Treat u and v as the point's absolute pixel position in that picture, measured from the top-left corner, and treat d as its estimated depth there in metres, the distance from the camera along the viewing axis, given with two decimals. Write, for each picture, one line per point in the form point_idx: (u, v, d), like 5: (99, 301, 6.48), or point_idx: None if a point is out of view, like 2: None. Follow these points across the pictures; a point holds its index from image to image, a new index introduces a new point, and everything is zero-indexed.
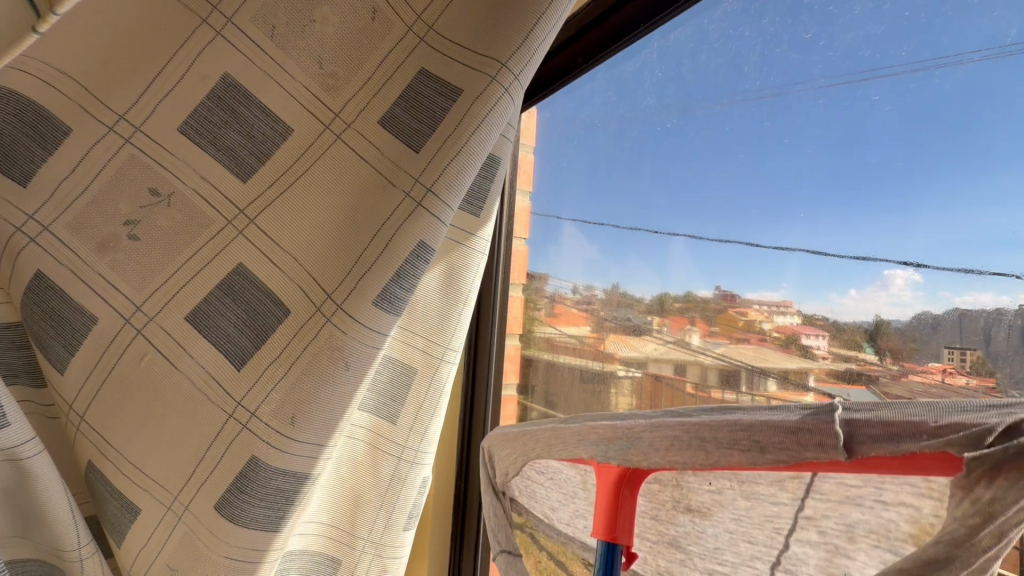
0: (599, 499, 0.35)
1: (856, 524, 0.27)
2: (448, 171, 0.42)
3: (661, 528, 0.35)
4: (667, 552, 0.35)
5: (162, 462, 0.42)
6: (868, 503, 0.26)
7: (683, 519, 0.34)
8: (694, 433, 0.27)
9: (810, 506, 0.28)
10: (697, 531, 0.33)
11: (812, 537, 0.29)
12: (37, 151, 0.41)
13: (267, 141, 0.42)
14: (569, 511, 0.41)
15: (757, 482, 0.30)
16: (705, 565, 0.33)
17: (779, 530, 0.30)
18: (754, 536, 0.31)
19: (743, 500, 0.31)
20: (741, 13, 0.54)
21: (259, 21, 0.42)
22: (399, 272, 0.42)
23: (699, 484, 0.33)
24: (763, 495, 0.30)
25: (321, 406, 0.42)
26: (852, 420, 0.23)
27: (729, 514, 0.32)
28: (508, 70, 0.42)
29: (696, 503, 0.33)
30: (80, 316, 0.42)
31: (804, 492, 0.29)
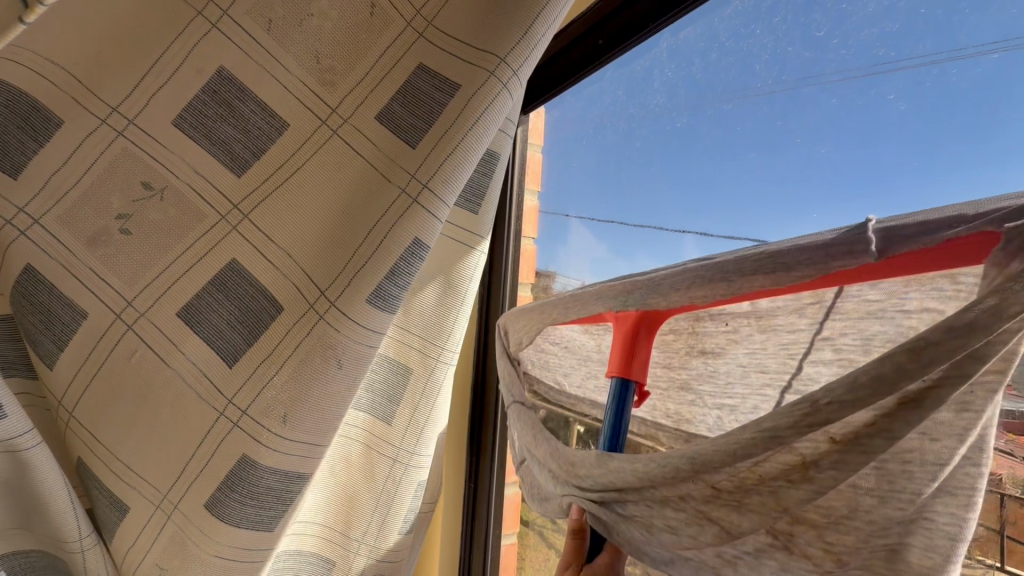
0: (618, 343, 0.44)
1: (873, 338, 0.30)
2: (444, 166, 0.41)
3: (672, 374, 0.43)
4: (676, 395, 0.43)
5: (153, 460, 0.41)
6: (891, 314, 0.29)
7: (694, 363, 0.41)
8: (719, 268, 0.34)
9: (829, 326, 0.32)
10: (709, 370, 0.40)
11: (827, 355, 0.32)
12: (29, 143, 0.40)
13: (262, 136, 0.42)
14: (581, 373, 0.53)
15: (774, 312, 0.35)
16: (714, 402, 0.39)
17: (794, 356, 0.34)
18: (766, 364, 0.36)
19: (757, 334, 0.37)
20: (752, 11, 0.54)
21: (255, 14, 0.41)
22: (393, 270, 0.41)
23: (713, 328, 0.40)
24: (779, 325, 0.35)
25: (315, 403, 0.41)
26: (884, 227, 0.27)
27: (741, 349, 0.38)
28: (506, 64, 0.41)
29: (709, 345, 0.40)
30: (70, 310, 0.41)
31: (824, 314, 0.32)
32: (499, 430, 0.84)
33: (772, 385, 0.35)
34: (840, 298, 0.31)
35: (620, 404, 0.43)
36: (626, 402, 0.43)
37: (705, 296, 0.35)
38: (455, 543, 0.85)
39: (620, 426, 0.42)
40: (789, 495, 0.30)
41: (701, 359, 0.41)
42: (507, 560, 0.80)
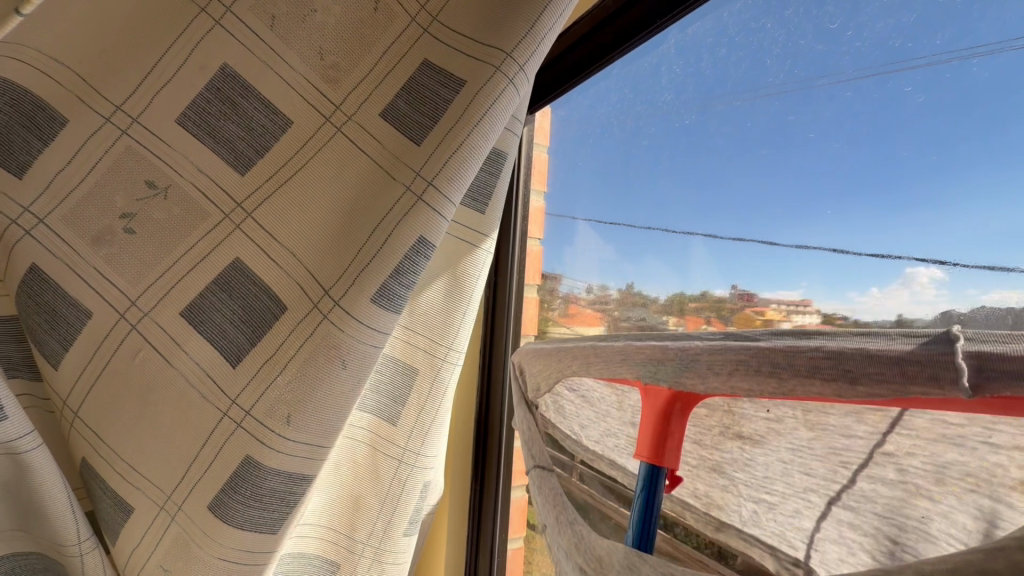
0: (645, 422, 0.37)
1: (948, 467, 0.24)
2: (450, 164, 0.41)
3: (704, 454, 0.37)
4: (706, 477, 0.37)
5: (157, 461, 0.41)
6: (972, 445, 0.23)
7: (728, 446, 0.34)
8: (765, 359, 0.25)
9: (894, 443, 0.26)
10: (745, 459, 0.33)
11: (890, 476, 0.26)
12: (34, 142, 0.40)
13: (265, 133, 0.42)
14: (601, 429, 0.45)
15: (828, 413, 0.28)
16: (750, 494, 0.34)
17: (846, 464, 0.28)
18: (812, 467, 0.30)
19: (804, 430, 0.30)
20: (763, 4, 0.53)
21: (258, 11, 0.41)
22: (398, 268, 0.41)
23: (752, 413, 0.32)
24: (832, 426, 0.28)
25: (320, 404, 0.40)
26: (978, 353, 0.19)
27: (784, 443, 0.31)
28: (512, 59, 0.40)
29: (747, 431, 0.33)
30: (75, 310, 0.41)
31: (887, 427, 0.26)
32: (508, 430, 0.83)
33: (819, 492, 0.29)
34: (908, 417, 0.25)
35: (650, 494, 0.37)
36: (656, 494, 0.37)
37: (750, 388, 0.26)
38: (460, 543, 0.85)
39: (649, 522, 0.36)
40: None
41: (737, 443, 0.34)
42: (515, 560, 0.80)
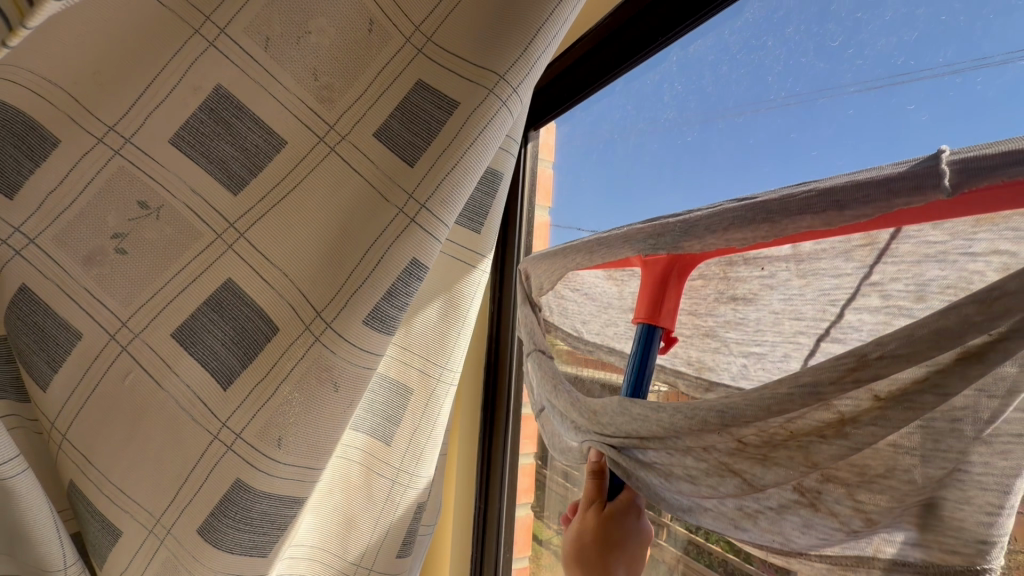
0: (644, 288, 0.47)
1: (929, 282, 0.31)
2: (442, 188, 0.41)
3: (698, 322, 0.46)
4: (701, 342, 0.46)
5: (145, 484, 0.41)
6: (953, 258, 0.30)
7: (722, 309, 0.44)
8: (762, 210, 0.33)
9: (879, 271, 0.34)
10: (738, 318, 0.43)
11: (874, 303, 0.34)
12: (25, 163, 0.40)
13: (260, 153, 0.42)
14: (601, 318, 0.56)
15: (818, 257, 0.37)
16: (740, 349, 0.42)
17: (836, 303, 0.36)
18: (802, 312, 0.38)
19: (796, 279, 0.38)
20: (762, 22, 0.53)
21: (253, 32, 0.40)
22: (392, 289, 0.41)
23: (747, 273, 0.42)
24: (824, 270, 0.37)
25: (311, 427, 0.41)
26: (960, 159, 0.26)
27: (776, 296, 0.40)
28: (506, 82, 0.41)
29: (740, 291, 0.42)
30: (64, 332, 0.41)
31: (875, 258, 0.34)
32: (510, 450, 0.86)
33: (805, 333, 0.38)
34: (895, 242, 0.33)
35: (646, 347, 0.46)
36: (652, 344, 0.46)
37: (745, 237, 0.34)
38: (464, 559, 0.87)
39: (646, 369, 0.45)
40: (819, 450, 0.32)
41: (730, 306, 0.43)
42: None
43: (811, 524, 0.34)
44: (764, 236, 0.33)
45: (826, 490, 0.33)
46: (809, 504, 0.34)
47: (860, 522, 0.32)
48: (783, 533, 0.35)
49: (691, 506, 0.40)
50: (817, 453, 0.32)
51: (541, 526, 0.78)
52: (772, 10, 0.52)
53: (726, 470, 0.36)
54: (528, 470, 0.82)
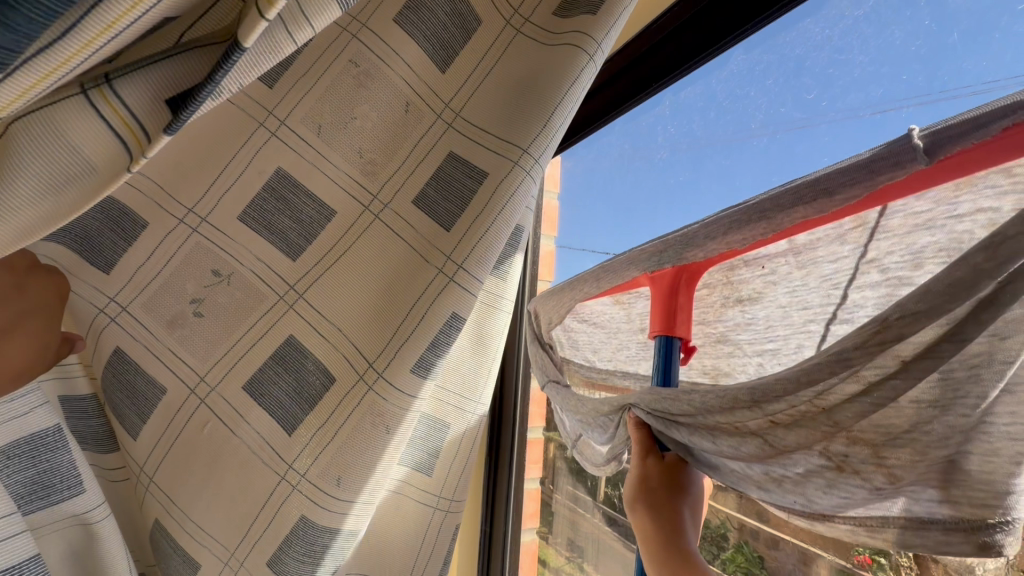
0: (658, 303, 0.52)
1: (924, 248, 0.34)
2: (476, 249, 0.46)
3: (709, 329, 0.51)
4: (715, 349, 0.51)
5: (220, 520, 0.46)
6: (941, 223, 0.33)
7: (730, 313, 0.48)
8: (757, 210, 0.37)
9: (874, 248, 0.36)
10: (747, 319, 0.46)
11: (875, 277, 0.36)
12: (120, 243, 0.47)
13: (313, 224, 0.47)
14: (615, 344, 0.61)
15: (815, 247, 0.40)
16: (754, 350, 0.46)
17: (837, 286, 0.39)
18: (809, 300, 0.41)
19: (797, 271, 0.42)
20: (746, 74, 0.60)
21: (308, 121, 0.46)
22: (434, 341, 0.46)
23: (749, 274, 0.46)
24: (821, 257, 0.39)
25: (364, 466, 0.46)
26: (930, 132, 0.29)
27: (781, 289, 0.43)
28: (528, 154, 0.46)
29: (745, 292, 0.46)
30: (152, 388, 0.47)
31: (868, 236, 0.36)
32: (515, 471, 0.97)
33: (815, 320, 0.41)
34: (884, 219, 0.35)
35: (668, 355, 0.50)
36: (673, 350, 0.50)
37: (745, 237, 0.38)
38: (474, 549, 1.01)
39: (671, 370, 0.49)
40: (843, 411, 0.34)
41: (737, 308, 0.48)
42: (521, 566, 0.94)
43: (835, 485, 0.36)
44: (761, 233, 0.37)
45: (852, 451, 0.34)
46: (837, 468, 0.35)
47: (882, 479, 0.34)
48: (807, 494, 0.37)
49: (719, 464, 0.43)
50: (839, 414, 0.34)
51: (547, 550, 0.89)
52: (752, 63, 0.59)
53: (748, 434, 0.38)
54: (534, 495, 0.93)
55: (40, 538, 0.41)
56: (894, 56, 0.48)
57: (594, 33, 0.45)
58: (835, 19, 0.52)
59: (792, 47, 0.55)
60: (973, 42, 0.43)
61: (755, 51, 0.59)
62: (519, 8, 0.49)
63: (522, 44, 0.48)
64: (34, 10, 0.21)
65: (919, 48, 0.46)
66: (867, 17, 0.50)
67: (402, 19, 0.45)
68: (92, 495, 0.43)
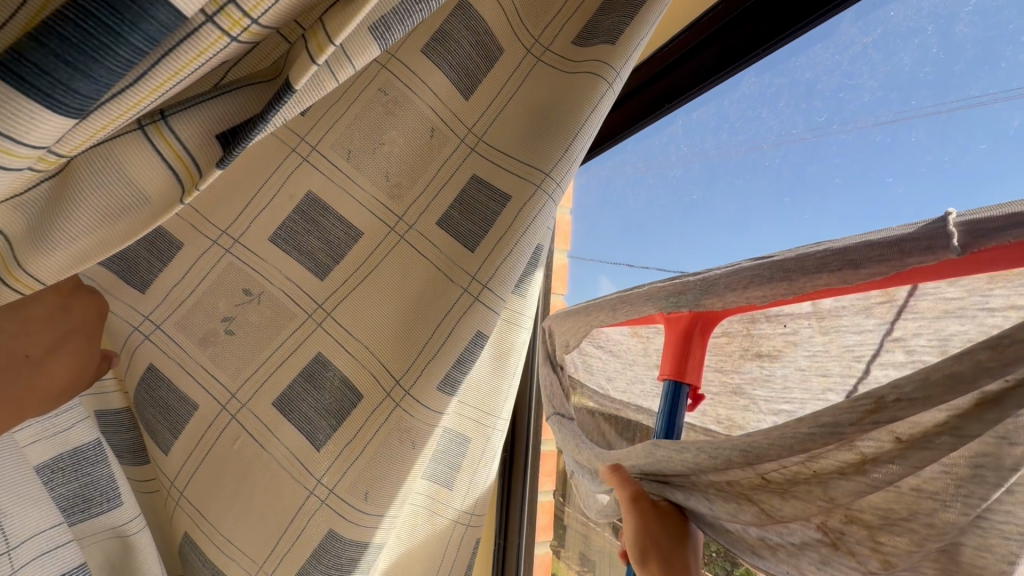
0: (672, 344, 0.51)
1: (951, 337, 0.34)
2: (501, 268, 0.48)
3: (725, 377, 0.51)
4: (729, 398, 0.51)
5: (248, 532, 0.47)
6: (971, 313, 0.33)
7: (749, 366, 0.48)
8: (779, 269, 0.37)
9: (900, 327, 0.36)
10: (766, 374, 0.46)
11: (900, 356, 0.36)
12: (155, 264, 0.48)
13: (341, 244, 0.48)
14: (628, 377, 0.62)
15: (840, 314, 0.39)
16: (770, 408, 0.46)
17: (858, 357, 0.39)
18: (828, 368, 0.41)
19: (819, 335, 0.41)
20: (757, 96, 0.62)
21: (337, 146, 0.48)
22: (459, 358, 0.48)
23: (770, 329, 0.45)
24: (844, 325, 0.39)
25: (392, 481, 0.48)
26: (968, 222, 0.29)
27: (801, 352, 0.43)
28: (550, 178, 0.48)
29: (765, 348, 0.46)
30: (184, 405, 0.48)
31: (894, 314, 0.36)
32: (529, 484, 0.98)
33: (834, 389, 0.41)
34: (913, 298, 0.35)
35: (674, 402, 0.51)
36: (679, 398, 0.51)
37: (766, 294, 0.39)
38: (487, 561, 1.01)
39: (674, 421, 0.50)
40: (837, 486, 0.34)
41: (756, 362, 0.47)
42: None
43: (828, 561, 0.36)
44: (782, 292, 0.38)
45: (849, 530, 0.35)
46: (833, 545, 0.36)
47: (877, 564, 0.34)
48: (800, 567, 0.38)
49: (715, 523, 0.43)
50: (834, 489, 0.34)
51: (560, 563, 0.91)
52: (764, 86, 0.61)
53: (745, 500, 0.38)
54: (548, 508, 0.94)
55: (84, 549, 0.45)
56: (903, 83, 0.49)
57: (612, 61, 0.47)
58: (844, 45, 0.54)
59: (803, 71, 0.57)
60: (978, 70, 0.45)
61: (765, 75, 0.61)
62: (540, 37, 0.51)
63: (542, 71, 0.50)
64: (116, 63, 0.22)
65: (927, 75, 0.48)
66: (876, 44, 0.51)
67: (428, 50, 0.47)
68: (129, 507, 0.46)
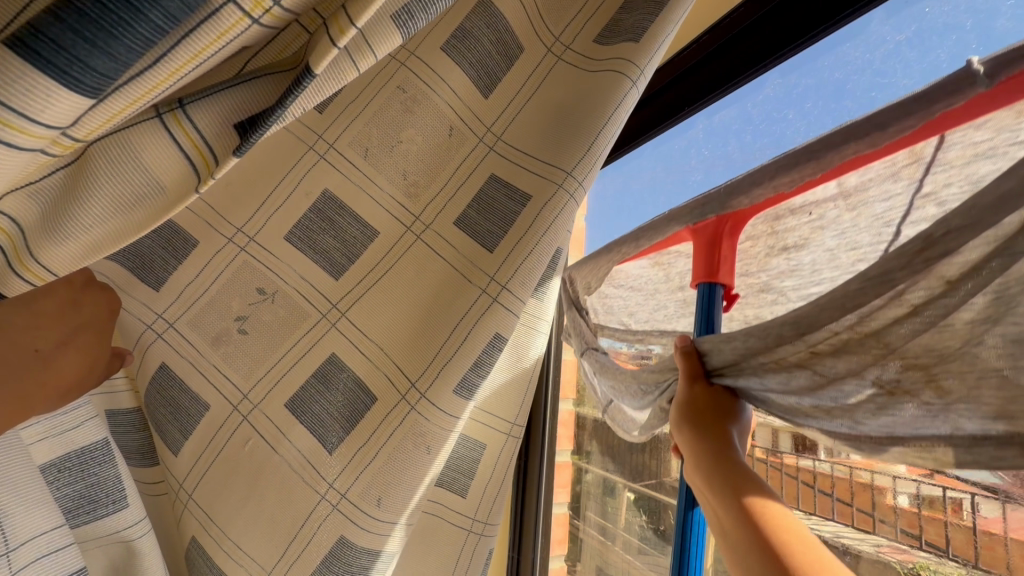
0: (699, 253, 0.51)
1: (983, 178, 0.34)
2: (520, 270, 0.46)
3: (751, 279, 0.51)
4: (757, 298, 0.51)
5: (257, 537, 0.46)
6: (1002, 151, 0.32)
7: (775, 262, 0.48)
8: (807, 151, 0.39)
9: (930, 182, 0.36)
10: (794, 263, 0.46)
11: (931, 211, 0.36)
12: (170, 261, 0.47)
13: (357, 244, 0.48)
14: (649, 304, 0.63)
15: (866, 188, 0.40)
16: (798, 294, 0.46)
17: (890, 223, 0.39)
18: (859, 240, 0.41)
19: (846, 213, 0.41)
20: (782, 98, 0.60)
21: (355, 144, 0.47)
22: (476, 362, 0.47)
23: (795, 222, 0.45)
24: (871, 199, 0.40)
25: (405, 486, 0.46)
26: (987, 62, 0.31)
27: (830, 233, 0.43)
28: (572, 176, 0.47)
29: (791, 240, 0.46)
30: (196, 405, 0.47)
31: (922, 172, 0.36)
32: (544, 497, 0.96)
33: (865, 259, 0.41)
34: (941, 152, 0.35)
35: (709, 304, 0.50)
36: (715, 300, 0.50)
37: (793, 179, 0.40)
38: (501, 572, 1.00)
39: (712, 320, 0.49)
40: (892, 332, 0.34)
41: (782, 256, 0.47)
42: None
43: (885, 408, 0.36)
44: (810, 173, 0.39)
45: (905, 376, 0.34)
46: (888, 394, 0.35)
47: (932, 394, 0.33)
48: (856, 418, 0.38)
49: (769, 400, 0.43)
50: (888, 335, 0.34)
51: None
52: (789, 88, 0.60)
53: (797, 367, 0.39)
54: (563, 520, 0.93)
55: (86, 551, 0.45)
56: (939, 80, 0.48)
57: (636, 58, 0.46)
58: (875, 43, 0.52)
59: (831, 71, 0.56)
60: None
61: (791, 75, 0.60)
62: (561, 35, 0.50)
63: (564, 70, 0.50)
64: (135, 40, 0.21)
65: None
66: (910, 41, 0.50)
67: (447, 47, 0.46)
68: (134, 511, 0.45)
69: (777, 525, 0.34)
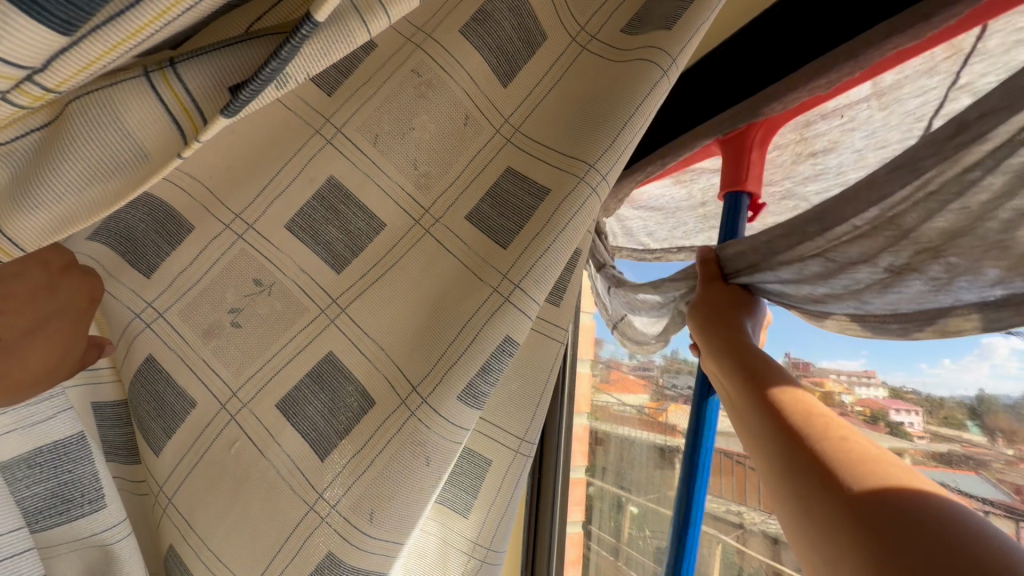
0: (731, 163, 0.61)
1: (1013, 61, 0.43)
2: (534, 268, 0.43)
3: (777, 187, 0.66)
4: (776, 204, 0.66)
5: (241, 548, 0.42)
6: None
7: (801, 168, 0.62)
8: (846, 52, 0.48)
9: (968, 72, 0.46)
10: (818, 168, 0.60)
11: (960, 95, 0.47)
12: (164, 248, 0.45)
13: (362, 235, 0.45)
14: (669, 223, 0.78)
15: (899, 88, 0.51)
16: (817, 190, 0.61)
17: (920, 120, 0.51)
18: (888, 139, 0.54)
19: (878, 109, 0.54)
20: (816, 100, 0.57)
21: (364, 130, 0.44)
22: (484, 365, 0.43)
23: (826, 126, 0.58)
24: (905, 93, 0.51)
25: (401, 502, 0.42)
26: None
27: (859, 135, 0.56)
28: (595, 170, 0.43)
29: (819, 146, 0.60)
30: (181, 401, 0.44)
31: (962, 60, 0.46)
32: (557, 517, 0.92)
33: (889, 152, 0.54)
34: (983, 41, 0.44)
35: (736, 211, 0.60)
36: (741, 208, 0.59)
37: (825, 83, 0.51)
38: None
39: (736, 226, 0.59)
40: (906, 214, 0.40)
41: (810, 162, 0.61)
42: None
43: (892, 285, 0.42)
44: (849, 72, 0.49)
45: (915, 260, 0.40)
46: (895, 274, 0.42)
47: (939, 269, 0.39)
48: (862, 296, 0.45)
49: (785, 291, 0.50)
50: (903, 218, 0.40)
51: None
52: None
53: (814, 254, 0.46)
54: (577, 540, 0.89)
55: (56, 557, 0.41)
56: None
57: (667, 47, 0.42)
58: None
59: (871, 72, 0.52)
60: None
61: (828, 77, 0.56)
62: (587, 25, 0.47)
63: (588, 60, 0.47)
64: None
65: None
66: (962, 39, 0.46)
67: (466, 30, 0.44)
68: (113, 511, 0.41)
69: (796, 408, 0.39)
